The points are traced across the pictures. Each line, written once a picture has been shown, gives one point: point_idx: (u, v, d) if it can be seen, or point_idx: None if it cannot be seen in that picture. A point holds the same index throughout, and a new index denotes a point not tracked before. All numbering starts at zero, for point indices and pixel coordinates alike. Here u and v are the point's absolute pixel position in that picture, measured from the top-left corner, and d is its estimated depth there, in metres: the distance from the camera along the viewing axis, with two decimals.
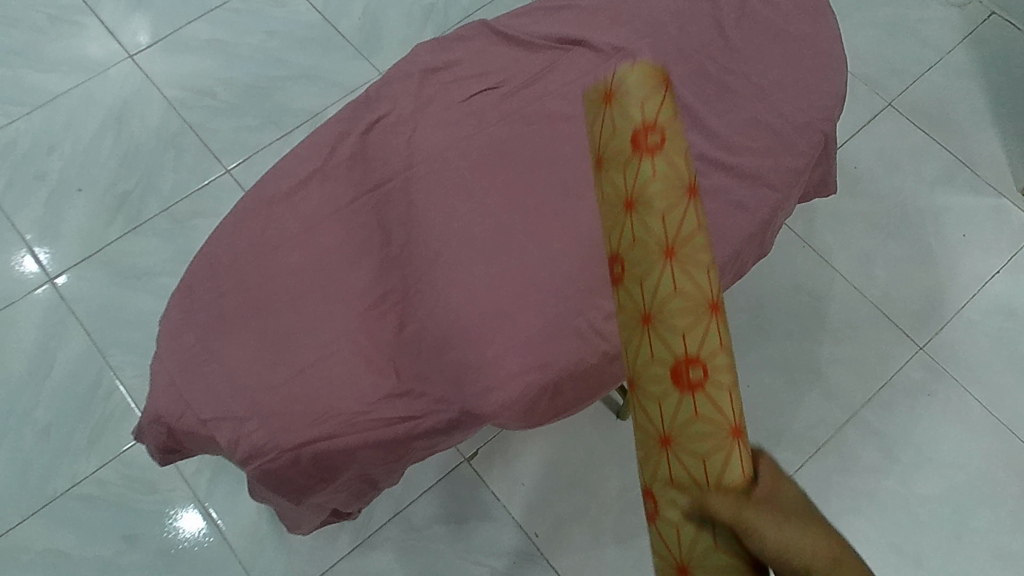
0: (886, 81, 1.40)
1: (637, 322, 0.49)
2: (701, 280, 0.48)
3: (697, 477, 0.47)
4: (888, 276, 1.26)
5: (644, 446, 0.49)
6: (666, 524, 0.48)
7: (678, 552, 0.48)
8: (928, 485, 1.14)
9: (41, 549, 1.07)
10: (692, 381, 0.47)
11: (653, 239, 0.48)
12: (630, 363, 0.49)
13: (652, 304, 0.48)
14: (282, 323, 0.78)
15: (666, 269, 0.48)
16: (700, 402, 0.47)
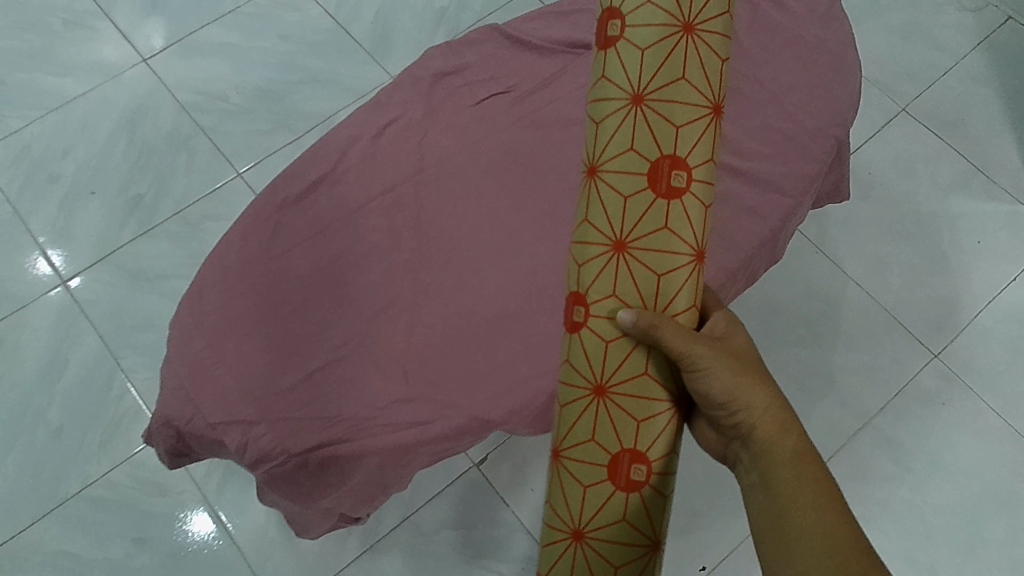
0: (900, 85, 1.39)
1: (623, 102, 0.57)
2: (706, 74, 0.57)
3: (643, 292, 0.57)
4: (901, 283, 1.25)
5: (593, 235, 0.58)
6: (601, 335, 0.58)
7: (603, 376, 0.58)
8: (942, 494, 1.13)
9: (51, 551, 1.08)
10: (670, 187, 0.57)
11: (675, 17, 0.56)
12: (604, 140, 0.58)
13: (649, 83, 0.56)
14: (293, 326, 0.78)
15: (682, 47, 0.56)
16: (671, 201, 0.57)
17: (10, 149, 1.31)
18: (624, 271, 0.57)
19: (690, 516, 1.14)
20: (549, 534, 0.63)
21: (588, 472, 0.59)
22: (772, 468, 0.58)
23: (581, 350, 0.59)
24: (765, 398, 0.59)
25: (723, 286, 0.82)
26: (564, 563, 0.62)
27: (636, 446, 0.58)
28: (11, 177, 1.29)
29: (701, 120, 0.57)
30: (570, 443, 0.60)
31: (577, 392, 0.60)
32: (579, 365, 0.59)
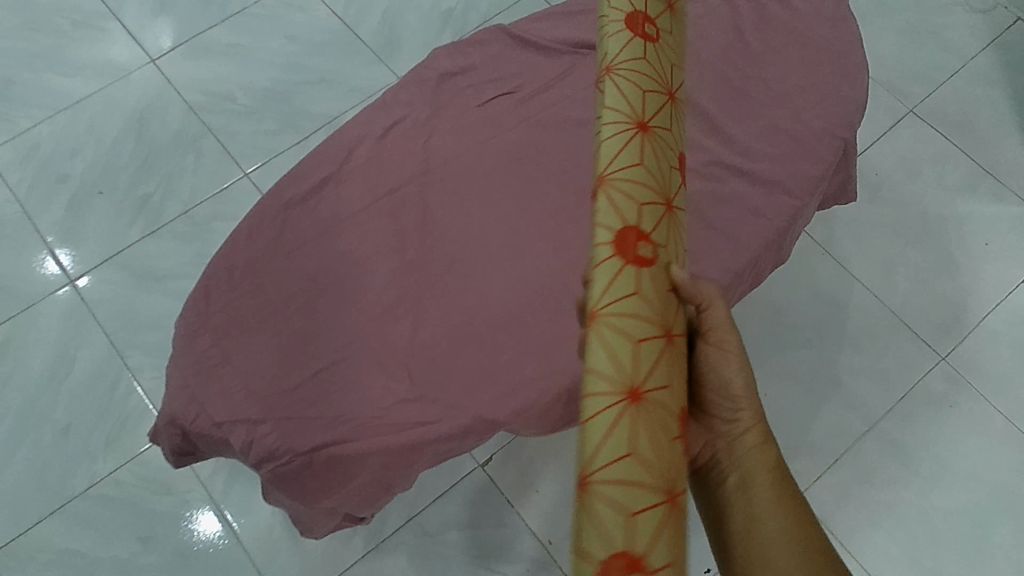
0: (908, 87, 1.38)
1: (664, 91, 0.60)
2: None
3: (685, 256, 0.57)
4: (909, 285, 1.24)
5: (648, 182, 0.55)
6: (661, 281, 0.53)
7: (672, 320, 0.53)
8: (949, 497, 1.12)
9: (58, 549, 1.08)
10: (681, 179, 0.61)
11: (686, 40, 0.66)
12: (654, 108, 0.58)
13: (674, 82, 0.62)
14: (297, 326, 0.78)
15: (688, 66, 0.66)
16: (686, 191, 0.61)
17: (19, 149, 1.32)
18: (672, 230, 0.56)
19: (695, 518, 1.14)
20: (639, 503, 0.47)
21: (671, 420, 0.50)
22: (752, 472, 0.70)
23: (654, 285, 0.53)
24: (753, 410, 0.71)
25: (728, 287, 0.82)
26: (663, 542, 0.46)
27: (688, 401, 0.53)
28: (20, 177, 1.30)
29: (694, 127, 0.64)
30: (655, 382, 0.50)
31: (657, 329, 0.52)
32: (652, 301, 0.52)
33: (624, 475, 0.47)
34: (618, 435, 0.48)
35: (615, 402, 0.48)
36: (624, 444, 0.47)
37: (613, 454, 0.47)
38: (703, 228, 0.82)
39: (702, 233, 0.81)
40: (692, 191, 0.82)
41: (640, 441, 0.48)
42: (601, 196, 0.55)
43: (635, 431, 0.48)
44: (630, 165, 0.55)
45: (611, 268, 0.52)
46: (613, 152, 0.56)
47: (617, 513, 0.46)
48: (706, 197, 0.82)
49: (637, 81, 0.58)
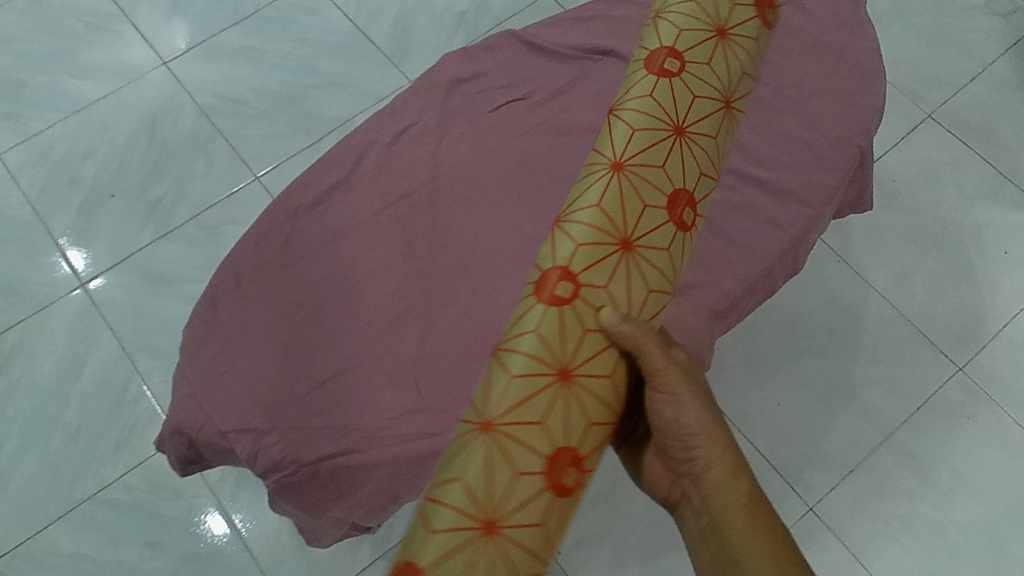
0: (926, 91, 1.36)
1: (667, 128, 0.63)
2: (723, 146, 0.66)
3: (617, 298, 0.57)
4: (925, 293, 1.22)
5: (601, 222, 0.58)
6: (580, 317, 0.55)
7: (566, 359, 0.54)
8: (965, 511, 1.10)
9: (67, 553, 1.08)
10: (681, 219, 0.60)
11: (707, 23, 0.69)
12: (624, 146, 0.61)
13: (685, 118, 0.63)
14: (303, 334, 0.77)
15: (716, 45, 0.68)
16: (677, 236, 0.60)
17: (32, 151, 1.32)
18: (626, 271, 0.57)
19: None
20: (445, 517, 0.50)
21: (519, 455, 0.52)
22: (722, 511, 0.64)
23: (554, 323, 0.54)
24: (716, 440, 0.64)
25: (741, 298, 0.81)
26: (454, 556, 0.49)
27: (570, 448, 0.53)
28: (33, 179, 1.30)
29: (724, 123, 0.66)
30: (513, 413, 0.52)
31: (539, 369, 0.53)
32: (549, 342, 0.54)
33: (457, 496, 0.50)
34: (454, 457, 0.52)
35: (467, 428, 0.53)
36: (452, 473, 0.51)
37: (447, 477, 0.51)
38: (716, 237, 0.80)
39: (715, 243, 0.80)
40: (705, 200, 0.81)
41: (466, 465, 0.51)
42: (552, 233, 0.59)
43: (470, 456, 0.52)
44: (581, 207, 0.59)
45: (529, 304, 0.56)
46: (619, 148, 0.61)
47: (427, 530, 0.50)
48: (719, 207, 0.81)
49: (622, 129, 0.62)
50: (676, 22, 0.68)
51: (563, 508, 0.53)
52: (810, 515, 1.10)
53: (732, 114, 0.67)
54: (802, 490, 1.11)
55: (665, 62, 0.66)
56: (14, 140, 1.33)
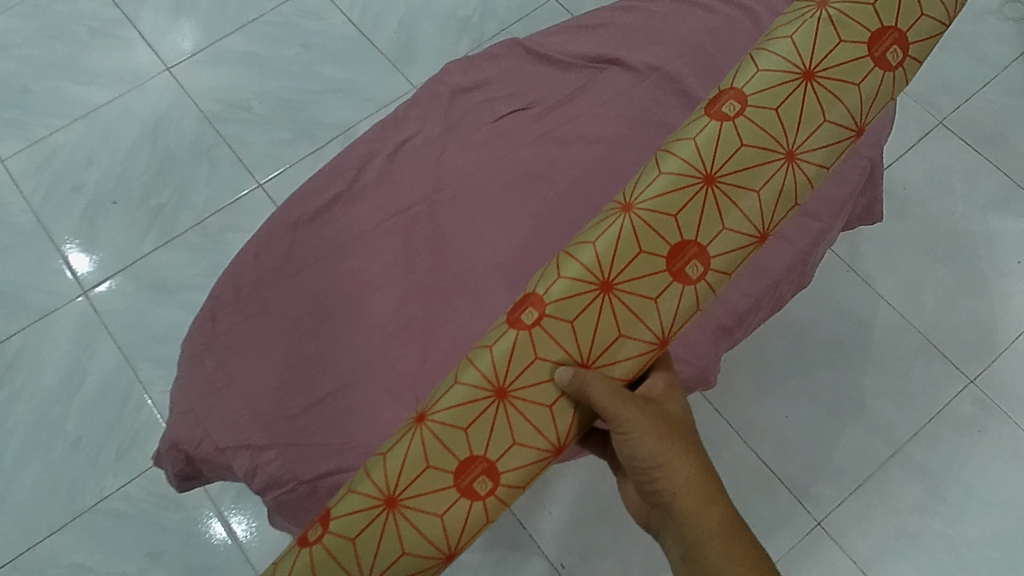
0: (938, 98, 1.34)
1: (699, 172, 0.57)
2: (781, 204, 0.58)
3: (580, 336, 0.55)
4: (936, 304, 1.20)
5: (582, 265, 0.56)
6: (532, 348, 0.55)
7: (507, 379, 0.55)
8: (976, 527, 1.08)
9: (68, 564, 1.08)
10: (684, 273, 0.56)
11: (796, 65, 0.58)
12: (642, 183, 0.58)
13: (723, 164, 0.57)
14: (304, 350, 0.76)
15: (802, 92, 0.58)
16: (673, 288, 0.56)
17: (35, 157, 1.32)
18: (599, 314, 0.55)
19: None
20: (363, 487, 0.55)
21: (436, 452, 0.54)
22: (698, 539, 0.60)
23: (508, 345, 0.55)
24: (688, 466, 0.60)
25: (748, 313, 0.79)
26: (358, 520, 0.55)
27: (488, 457, 0.54)
28: (35, 185, 1.30)
29: (780, 176, 0.57)
30: (443, 415, 0.55)
31: (479, 382, 0.55)
32: (497, 361, 0.55)
33: (377, 468, 0.55)
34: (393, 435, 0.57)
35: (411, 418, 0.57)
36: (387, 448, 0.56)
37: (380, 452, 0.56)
38: None
39: None
40: None
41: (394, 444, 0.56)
42: (557, 259, 0.58)
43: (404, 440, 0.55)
44: (582, 242, 0.57)
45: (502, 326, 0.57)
46: (644, 180, 0.58)
47: (347, 494, 0.56)
48: None
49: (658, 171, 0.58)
50: (759, 60, 0.59)
51: (471, 514, 0.54)
52: (817, 529, 1.09)
53: (794, 170, 0.58)
54: (810, 505, 1.10)
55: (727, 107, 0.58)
56: (17, 146, 1.32)
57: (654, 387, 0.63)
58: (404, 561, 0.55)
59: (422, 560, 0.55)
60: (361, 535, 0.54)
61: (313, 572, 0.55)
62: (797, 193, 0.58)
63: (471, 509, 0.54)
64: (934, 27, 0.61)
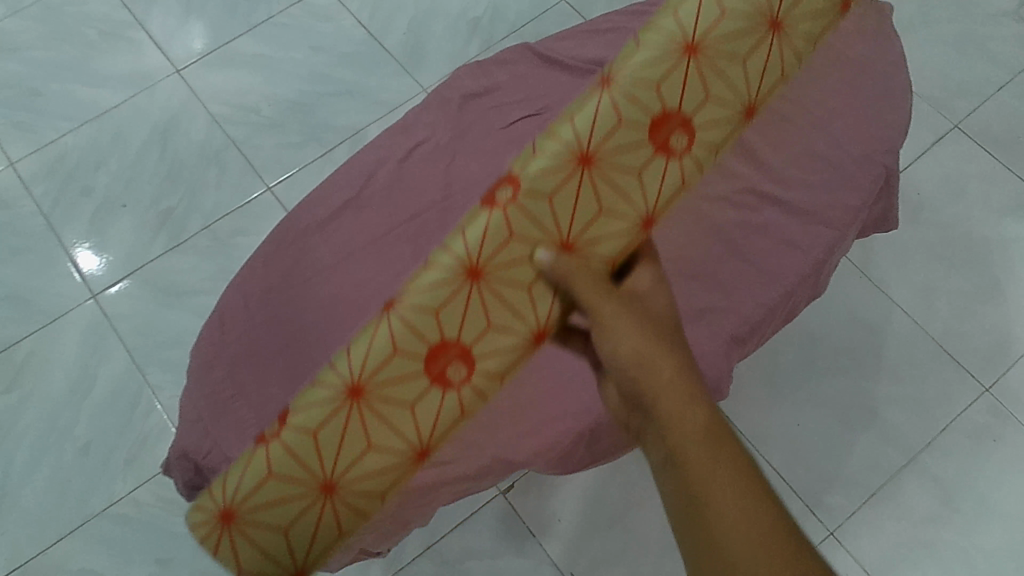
0: (952, 101, 1.33)
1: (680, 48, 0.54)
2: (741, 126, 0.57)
3: (559, 213, 0.52)
4: (951, 311, 1.19)
5: (561, 136, 0.53)
6: (509, 221, 0.52)
7: (482, 256, 0.51)
8: (990, 538, 1.07)
9: (77, 569, 1.08)
10: (667, 149, 0.54)
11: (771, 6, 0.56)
12: (625, 58, 0.54)
13: (706, 39, 0.54)
14: (312, 358, 0.74)
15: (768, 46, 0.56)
16: (656, 167, 0.54)
17: (45, 160, 1.31)
18: (579, 190, 0.52)
19: None
20: (325, 381, 0.52)
21: (406, 339, 0.51)
22: (676, 442, 0.50)
23: (483, 224, 0.52)
24: (667, 361, 0.53)
25: (761, 323, 0.79)
26: (319, 414, 0.51)
27: (462, 342, 0.51)
28: (45, 188, 1.30)
29: (765, 49, 0.56)
30: (412, 300, 0.51)
31: (451, 261, 0.52)
32: (469, 237, 0.52)
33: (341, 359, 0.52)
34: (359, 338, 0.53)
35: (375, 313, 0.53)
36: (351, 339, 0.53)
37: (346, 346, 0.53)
38: (736, 261, 0.79)
39: (734, 266, 0.78)
40: (725, 222, 0.79)
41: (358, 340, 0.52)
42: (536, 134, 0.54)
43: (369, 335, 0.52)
44: (562, 117, 0.54)
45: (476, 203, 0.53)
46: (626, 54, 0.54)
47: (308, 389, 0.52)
48: (738, 227, 0.79)
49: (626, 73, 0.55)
50: None
51: (444, 404, 0.51)
52: (830, 539, 1.08)
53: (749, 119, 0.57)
54: (822, 514, 1.09)
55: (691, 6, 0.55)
56: (26, 149, 1.32)
57: (641, 283, 0.57)
58: (369, 458, 0.51)
59: (390, 459, 0.51)
60: (323, 430, 0.51)
61: (269, 473, 0.51)
62: (784, 66, 0.57)
63: (443, 401, 0.51)
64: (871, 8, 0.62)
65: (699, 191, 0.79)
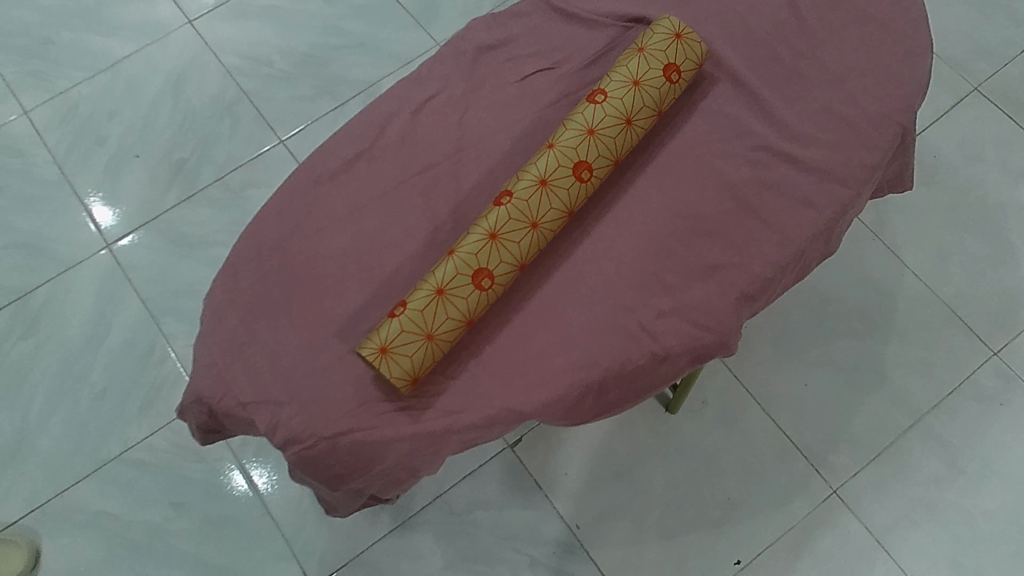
0: (973, 64, 1.31)
1: (694, 60, 0.79)
2: (626, 72, 0.78)
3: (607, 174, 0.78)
4: (963, 275, 1.19)
5: (636, 137, 0.78)
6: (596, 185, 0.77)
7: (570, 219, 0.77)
8: (994, 498, 1.08)
9: (93, 511, 1.10)
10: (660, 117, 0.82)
11: (685, 53, 0.79)
12: (679, 86, 0.79)
13: (702, 59, 0.80)
14: (325, 307, 0.75)
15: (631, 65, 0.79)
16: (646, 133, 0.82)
17: (59, 109, 1.32)
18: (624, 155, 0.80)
19: (728, 509, 1.09)
20: (479, 308, 0.73)
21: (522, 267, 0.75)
22: None
23: (583, 199, 0.77)
24: None
25: (771, 281, 0.78)
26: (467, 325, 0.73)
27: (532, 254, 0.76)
28: (59, 137, 1.30)
29: (643, 72, 0.78)
30: (535, 248, 0.75)
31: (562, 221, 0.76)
32: (575, 207, 0.76)
33: (492, 295, 0.73)
34: (497, 276, 0.73)
35: (476, 232, 0.74)
36: (496, 288, 0.73)
37: (487, 293, 0.73)
38: (748, 217, 0.78)
39: (746, 222, 0.78)
40: (738, 177, 0.79)
41: (496, 269, 0.73)
42: (627, 134, 0.77)
43: (504, 265, 0.73)
44: (643, 126, 0.78)
45: (580, 191, 0.76)
46: (680, 86, 0.79)
47: (462, 319, 0.72)
48: (750, 184, 0.79)
49: (654, 109, 0.78)
50: (692, 66, 0.79)
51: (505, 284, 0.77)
52: (833, 498, 1.09)
53: (613, 85, 0.78)
54: (826, 473, 1.10)
55: (680, 64, 0.79)
56: (40, 98, 1.32)
57: None
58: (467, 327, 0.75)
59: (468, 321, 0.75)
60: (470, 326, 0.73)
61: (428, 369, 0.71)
62: (631, 75, 0.78)
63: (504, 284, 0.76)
64: (652, 32, 0.80)
65: (713, 149, 0.80)
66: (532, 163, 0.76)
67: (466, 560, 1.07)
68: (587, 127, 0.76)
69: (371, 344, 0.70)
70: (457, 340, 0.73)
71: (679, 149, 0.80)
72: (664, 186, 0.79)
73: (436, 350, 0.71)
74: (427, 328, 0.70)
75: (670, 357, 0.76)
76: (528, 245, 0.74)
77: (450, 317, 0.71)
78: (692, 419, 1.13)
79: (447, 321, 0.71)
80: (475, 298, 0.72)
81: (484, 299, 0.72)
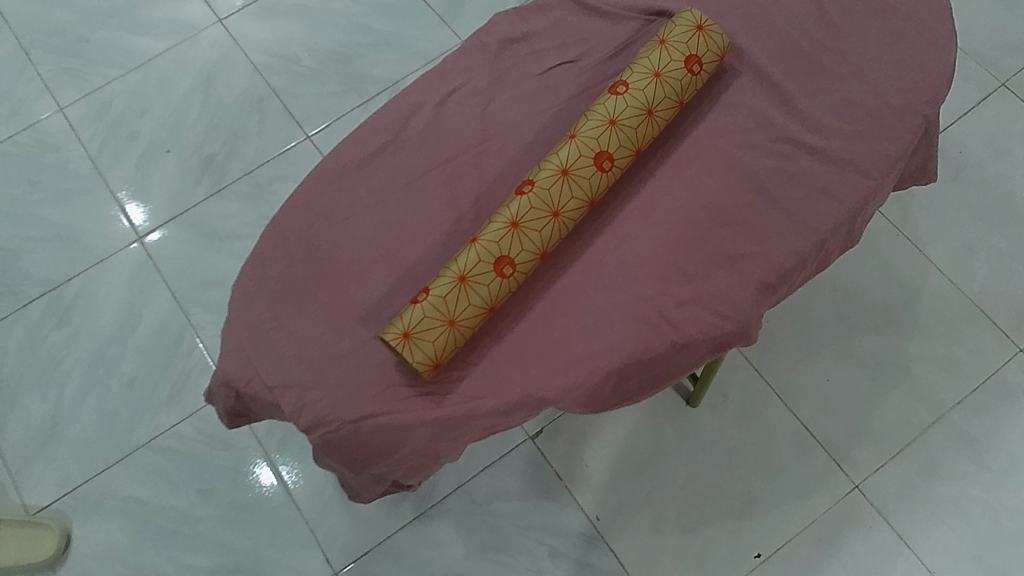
0: (1001, 59, 1.30)
1: (715, 52, 0.80)
2: (649, 64, 0.79)
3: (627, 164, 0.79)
4: (988, 271, 1.18)
5: (656, 127, 0.79)
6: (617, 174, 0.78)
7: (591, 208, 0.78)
8: (1020, 495, 1.07)
9: (122, 497, 1.12)
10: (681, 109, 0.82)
11: (707, 44, 0.79)
12: (700, 77, 0.79)
13: (722, 53, 0.80)
14: (349, 295, 0.77)
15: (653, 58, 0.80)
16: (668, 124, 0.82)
17: (92, 105, 1.35)
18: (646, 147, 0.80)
19: (749, 503, 1.09)
20: (500, 295, 0.73)
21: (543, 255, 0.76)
22: None
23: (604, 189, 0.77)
24: None
25: (792, 271, 0.79)
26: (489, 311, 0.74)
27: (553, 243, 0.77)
28: (93, 133, 1.33)
29: (664, 64, 0.78)
30: (556, 236, 0.75)
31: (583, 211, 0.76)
32: (596, 196, 0.77)
33: (513, 282, 0.74)
34: (517, 263, 0.74)
35: (498, 220, 0.75)
36: (516, 275, 0.74)
37: (508, 279, 0.73)
38: (769, 207, 0.79)
39: (767, 212, 0.79)
40: (759, 169, 0.79)
41: (518, 257, 0.74)
42: (648, 124, 0.78)
43: (525, 253, 0.74)
44: (664, 116, 0.79)
45: (602, 180, 0.77)
46: (701, 77, 0.80)
47: (484, 305, 0.73)
48: (772, 175, 0.79)
49: (676, 100, 0.79)
50: (712, 58, 0.80)
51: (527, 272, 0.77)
52: (856, 493, 1.08)
53: (635, 77, 0.79)
54: (849, 468, 1.09)
55: (702, 55, 0.79)
56: (75, 95, 1.35)
57: None
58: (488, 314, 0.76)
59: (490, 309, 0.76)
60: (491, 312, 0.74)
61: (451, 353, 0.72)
62: (653, 67, 0.78)
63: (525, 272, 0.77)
64: (675, 23, 0.80)
65: (734, 140, 0.80)
66: (554, 154, 0.77)
67: (486, 550, 1.08)
68: (609, 118, 0.77)
69: (394, 329, 0.71)
70: (478, 327, 0.74)
71: (701, 140, 0.81)
72: (685, 176, 0.79)
73: (458, 337, 0.72)
74: (449, 315, 0.71)
75: (690, 345, 0.76)
76: (549, 232, 0.75)
77: (472, 304, 0.72)
78: (713, 413, 1.13)
79: (468, 308, 0.72)
80: (497, 284, 0.73)
81: (506, 287, 0.73)
